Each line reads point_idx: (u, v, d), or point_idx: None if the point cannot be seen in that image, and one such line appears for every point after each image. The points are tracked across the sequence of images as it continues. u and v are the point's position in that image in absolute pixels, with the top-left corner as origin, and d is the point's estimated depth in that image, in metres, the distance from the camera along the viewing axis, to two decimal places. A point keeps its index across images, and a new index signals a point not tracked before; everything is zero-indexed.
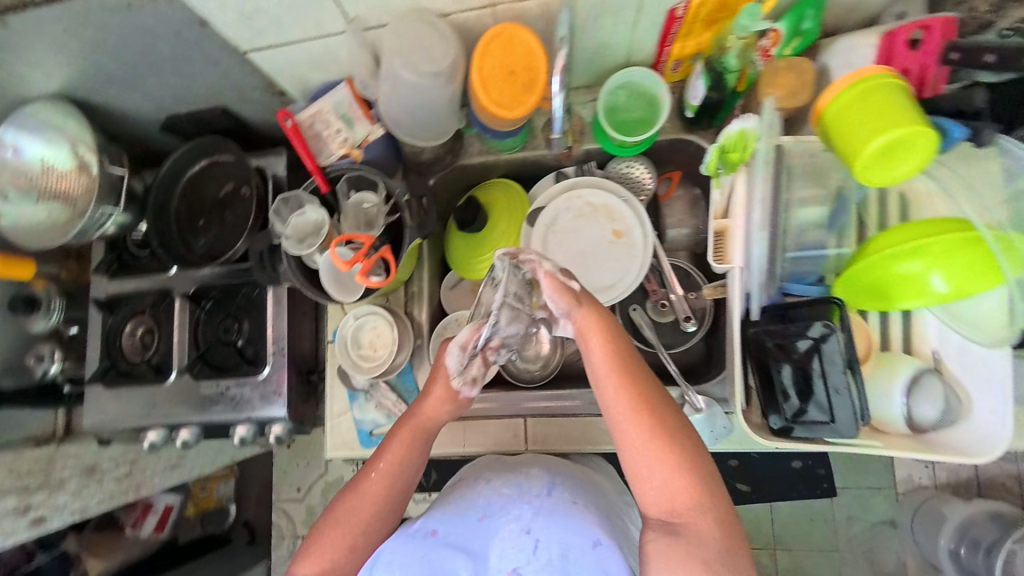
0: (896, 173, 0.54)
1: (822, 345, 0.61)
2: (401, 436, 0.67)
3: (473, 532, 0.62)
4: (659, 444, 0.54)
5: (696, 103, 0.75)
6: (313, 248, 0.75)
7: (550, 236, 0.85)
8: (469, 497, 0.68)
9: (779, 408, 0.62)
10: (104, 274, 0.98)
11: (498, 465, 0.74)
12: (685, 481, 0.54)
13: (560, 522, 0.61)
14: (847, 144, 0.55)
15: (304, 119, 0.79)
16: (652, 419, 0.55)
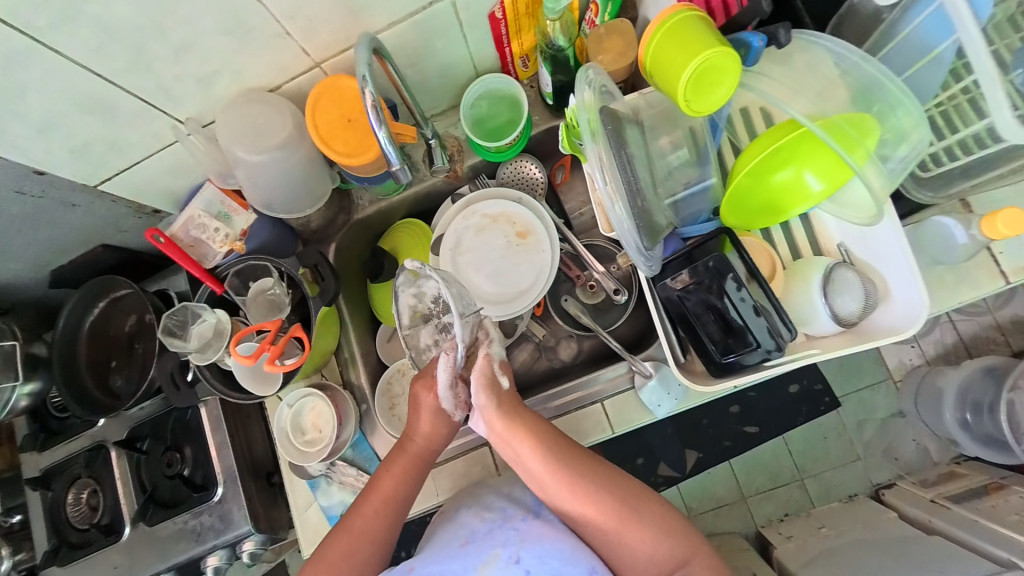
0: (716, 99, 0.55)
1: (723, 275, 0.63)
2: (395, 467, 0.67)
3: (455, 561, 0.62)
4: (628, 519, 0.59)
5: (549, 89, 0.79)
6: (220, 351, 0.72)
7: (460, 258, 0.84)
8: (453, 528, 0.65)
9: (709, 352, 0.64)
10: (34, 450, 0.93)
11: (479, 490, 0.70)
12: (662, 542, 0.59)
13: (546, 547, 0.61)
14: (669, 84, 0.58)
15: (177, 229, 0.77)
16: (612, 500, 0.59)
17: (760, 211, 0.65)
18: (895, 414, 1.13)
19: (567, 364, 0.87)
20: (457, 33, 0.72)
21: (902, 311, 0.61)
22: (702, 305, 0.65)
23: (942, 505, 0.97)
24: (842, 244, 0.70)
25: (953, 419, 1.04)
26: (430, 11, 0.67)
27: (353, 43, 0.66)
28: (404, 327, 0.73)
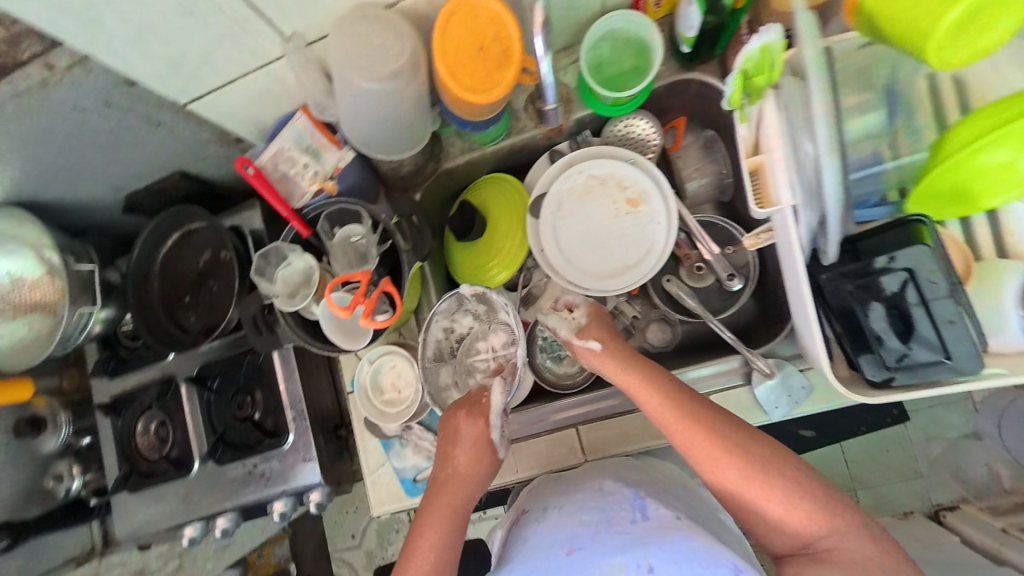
0: (983, 39, 0.49)
1: (916, 273, 0.53)
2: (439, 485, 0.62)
3: (565, 572, 0.52)
4: (768, 475, 0.52)
5: (691, 34, 0.66)
6: (308, 300, 0.68)
7: (560, 223, 0.76)
8: (545, 533, 0.58)
9: (879, 359, 0.54)
10: (102, 376, 0.92)
11: (558, 487, 0.66)
12: (806, 507, 0.51)
13: (677, 547, 0.51)
14: (909, 30, 0.49)
15: (266, 161, 0.71)
16: (744, 450, 0.53)
17: (946, 202, 0.55)
18: (971, 434, 0.99)
19: (655, 351, 0.79)
20: None
21: None
22: (879, 306, 0.54)
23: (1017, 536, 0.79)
24: None
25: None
26: None
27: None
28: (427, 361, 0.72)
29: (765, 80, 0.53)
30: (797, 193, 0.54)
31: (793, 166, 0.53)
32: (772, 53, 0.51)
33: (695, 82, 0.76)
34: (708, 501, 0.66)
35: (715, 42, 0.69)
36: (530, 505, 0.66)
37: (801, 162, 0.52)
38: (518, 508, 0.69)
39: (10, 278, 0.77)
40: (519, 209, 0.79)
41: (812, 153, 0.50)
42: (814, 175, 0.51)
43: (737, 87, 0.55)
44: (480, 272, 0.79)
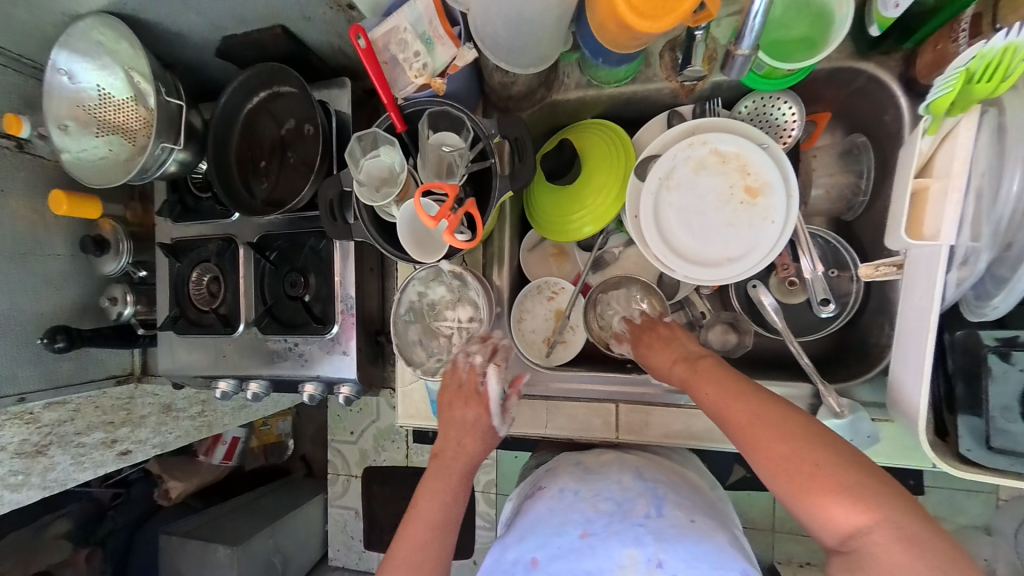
0: None
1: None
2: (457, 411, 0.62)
3: (579, 555, 0.52)
4: (804, 460, 0.45)
5: (893, 13, 0.53)
6: (389, 199, 0.65)
7: (665, 193, 0.70)
8: (560, 512, 0.58)
9: (983, 434, 0.49)
10: (167, 218, 0.92)
11: (578, 473, 0.65)
12: (847, 499, 0.43)
13: (688, 547, 0.51)
14: None
15: (378, 38, 0.66)
16: (779, 426, 0.48)
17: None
18: (979, 526, 0.98)
19: (714, 354, 0.75)
20: None
21: None
22: (1013, 378, 0.47)
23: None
24: None
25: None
26: None
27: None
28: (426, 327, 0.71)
29: (990, 89, 0.42)
30: (966, 232, 0.46)
31: (986, 202, 0.46)
32: (1017, 56, 0.40)
33: (865, 76, 0.63)
34: (727, 515, 0.65)
35: (909, 34, 0.57)
36: (551, 484, 0.65)
37: (1009, 199, 0.45)
38: (536, 485, 0.68)
39: (99, 94, 0.78)
40: (623, 166, 0.73)
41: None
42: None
43: (953, 90, 0.44)
44: (561, 222, 0.76)
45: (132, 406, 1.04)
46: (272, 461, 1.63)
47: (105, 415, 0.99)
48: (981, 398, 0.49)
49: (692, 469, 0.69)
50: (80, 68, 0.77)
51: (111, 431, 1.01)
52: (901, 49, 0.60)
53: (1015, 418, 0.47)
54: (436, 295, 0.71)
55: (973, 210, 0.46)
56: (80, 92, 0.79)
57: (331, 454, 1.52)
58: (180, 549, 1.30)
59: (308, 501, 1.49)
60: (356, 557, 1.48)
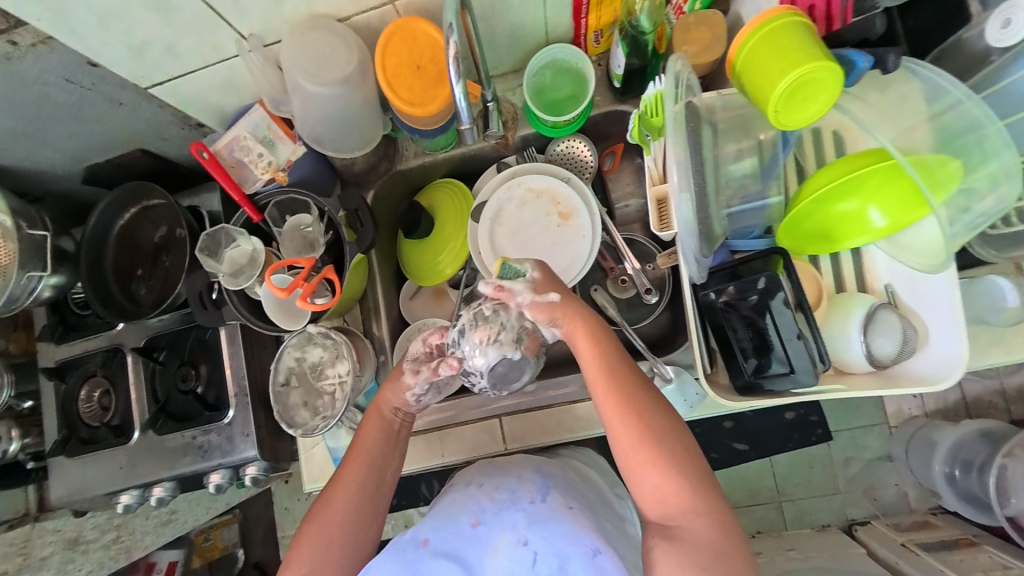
0: (806, 114, 0.51)
1: (770, 296, 0.59)
2: (369, 425, 0.66)
3: (463, 542, 0.56)
4: (650, 443, 0.54)
5: (621, 72, 0.74)
6: (251, 280, 0.73)
7: (497, 229, 0.82)
8: (457, 502, 0.61)
9: (740, 368, 0.61)
10: (49, 341, 0.94)
11: (486, 467, 0.67)
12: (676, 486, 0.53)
13: (555, 530, 0.55)
14: (757, 91, 0.52)
15: (221, 147, 0.76)
16: (648, 437, 0.55)
17: (814, 237, 0.63)
18: (883, 456, 1.18)
19: None
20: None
21: (937, 360, 0.61)
22: (741, 323, 0.61)
23: (913, 550, 1.00)
24: (889, 285, 0.67)
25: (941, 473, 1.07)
26: None
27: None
28: (308, 389, 0.76)
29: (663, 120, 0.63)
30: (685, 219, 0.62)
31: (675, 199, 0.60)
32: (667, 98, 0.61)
33: (629, 114, 0.83)
34: (620, 511, 0.69)
35: (644, 81, 0.76)
36: (454, 482, 0.67)
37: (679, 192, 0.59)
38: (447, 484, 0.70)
39: None
40: (463, 212, 0.87)
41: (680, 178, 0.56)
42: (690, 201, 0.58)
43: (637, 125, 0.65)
44: (427, 268, 0.88)
45: (30, 548, 0.98)
46: None
47: None
48: (728, 339, 0.62)
49: (578, 461, 0.75)
50: None
51: None
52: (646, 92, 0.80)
53: (751, 352, 0.61)
54: (315, 356, 0.77)
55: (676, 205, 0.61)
56: None
57: None
58: None
59: None
60: None
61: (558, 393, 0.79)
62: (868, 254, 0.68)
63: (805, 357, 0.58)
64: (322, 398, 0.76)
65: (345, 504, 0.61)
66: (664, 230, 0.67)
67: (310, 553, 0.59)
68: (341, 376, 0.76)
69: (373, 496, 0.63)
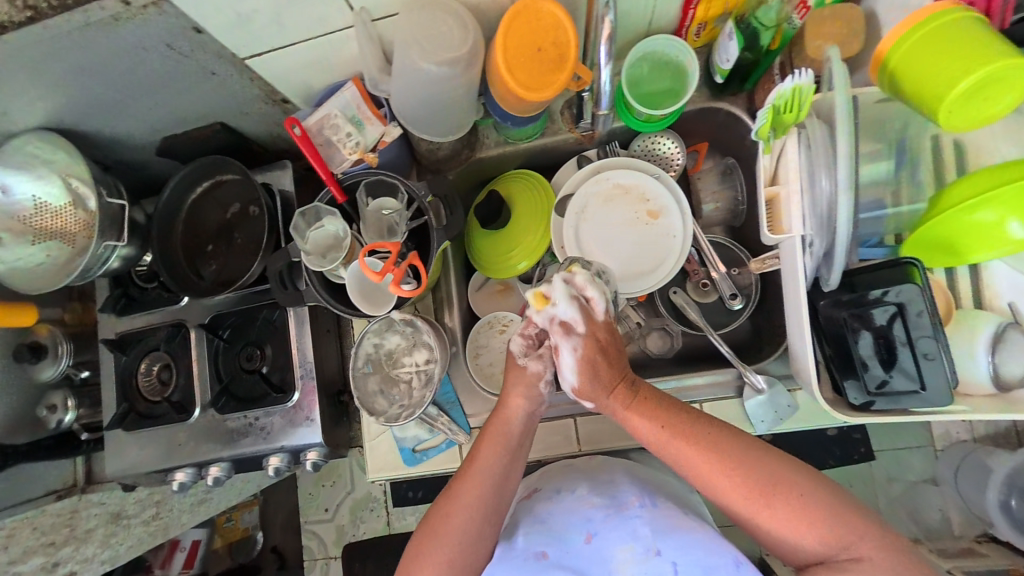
0: (997, 105, 0.54)
1: (904, 308, 0.56)
2: (489, 446, 0.62)
3: (581, 559, 0.59)
4: (777, 489, 0.53)
5: (727, 66, 0.71)
6: (336, 262, 0.71)
7: (580, 224, 0.81)
8: (559, 516, 0.64)
9: (861, 380, 0.58)
10: (110, 313, 0.92)
11: (573, 474, 0.69)
12: (824, 527, 0.52)
13: (686, 538, 0.56)
14: (926, 90, 0.55)
15: (312, 125, 0.74)
16: (752, 482, 0.54)
17: (938, 248, 0.61)
18: (928, 479, 1.11)
19: (653, 357, 0.83)
20: None
21: None
22: (867, 334, 0.58)
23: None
24: (1012, 302, 0.64)
25: (995, 501, 0.97)
26: None
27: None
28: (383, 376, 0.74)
29: (794, 117, 0.58)
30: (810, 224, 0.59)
31: (811, 200, 0.58)
32: (802, 94, 0.56)
33: (723, 112, 0.80)
34: (697, 503, 0.71)
35: (747, 76, 0.75)
36: (545, 487, 0.69)
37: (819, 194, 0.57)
38: (527, 487, 0.72)
39: (34, 203, 0.79)
40: (544, 206, 0.83)
41: (835, 181, 0.55)
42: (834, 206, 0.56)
43: (767, 120, 0.60)
44: (499, 262, 0.84)
45: (76, 521, 0.96)
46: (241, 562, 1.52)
47: (45, 536, 0.91)
48: (847, 351, 0.59)
49: (654, 472, 0.72)
50: (14, 180, 0.79)
51: (51, 554, 0.91)
52: (745, 90, 0.78)
53: (877, 364, 0.57)
54: (392, 343, 0.75)
55: (804, 209, 0.59)
56: (13, 204, 0.80)
57: (306, 538, 1.44)
58: None
59: None
60: None
61: None
62: (988, 270, 0.65)
63: (939, 376, 0.55)
64: (397, 386, 0.74)
65: (466, 521, 0.58)
66: (774, 234, 0.63)
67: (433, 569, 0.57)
68: (421, 364, 0.74)
69: (492, 510, 0.60)
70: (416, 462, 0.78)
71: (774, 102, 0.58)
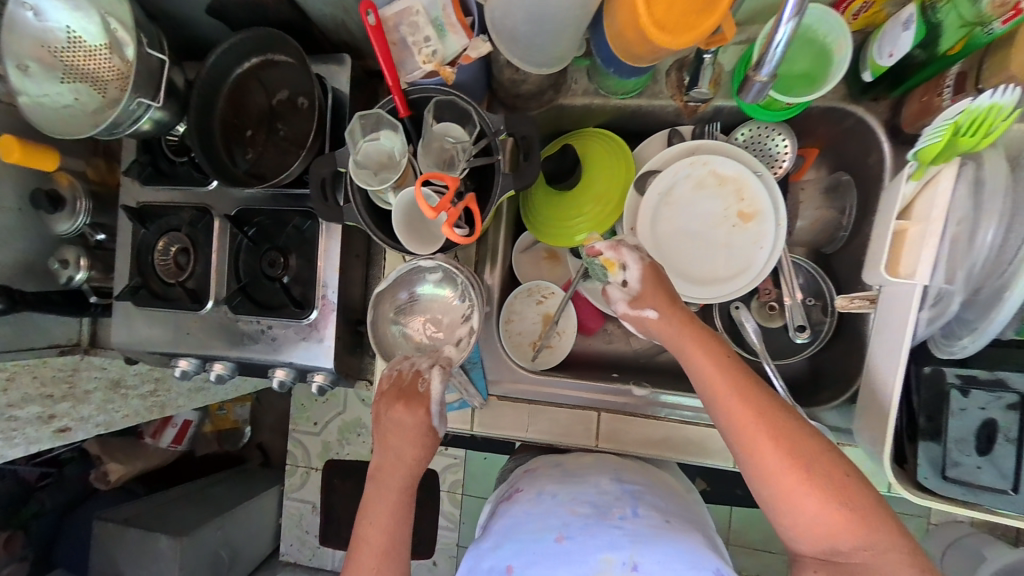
0: None
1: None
2: (393, 456, 0.63)
3: (553, 560, 0.53)
4: (800, 462, 0.49)
5: (888, 61, 0.59)
6: (386, 185, 0.64)
7: (661, 208, 0.71)
8: (538, 517, 0.59)
9: (952, 461, 0.54)
10: (135, 180, 0.86)
11: (557, 474, 0.67)
12: (831, 511, 0.47)
13: (664, 550, 0.53)
14: None
15: (389, 16, 0.63)
16: (799, 462, 0.49)
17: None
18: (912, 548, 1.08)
19: None
20: None
21: None
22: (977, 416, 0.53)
23: None
24: None
25: None
26: None
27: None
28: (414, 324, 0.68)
29: (974, 142, 0.47)
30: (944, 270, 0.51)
31: (962, 247, 0.51)
32: (998, 115, 0.45)
33: (854, 118, 0.68)
34: (700, 513, 0.69)
35: (899, 82, 0.62)
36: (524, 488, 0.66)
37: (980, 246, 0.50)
38: (514, 483, 0.71)
39: (69, 36, 0.71)
40: (623, 178, 0.74)
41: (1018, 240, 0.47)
42: (999, 267, 0.49)
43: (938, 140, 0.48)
44: (557, 227, 0.76)
45: (76, 380, 0.97)
46: (226, 448, 1.60)
47: (43, 388, 0.92)
48: (942, 430, 0.54)
49: (659, 476, 0.70)
50: (51, 4, 0.71)
51: (49, 406, 0.93)
52: (892, 96, 0.65)
53: (971, 451, 0.53)
54: None
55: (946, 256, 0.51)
56: (46, 30, 0.72)
57: (291, 445, 1.47)
58: (117, 538, 1.23)
59: (264, 492, 1.44)
60: (309, 552, 1.45)
61: (664, 403, 0.72)
62: None
63: None
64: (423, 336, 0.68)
65: (383, 527, 0.60)
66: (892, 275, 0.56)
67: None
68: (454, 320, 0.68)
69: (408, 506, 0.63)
70: None
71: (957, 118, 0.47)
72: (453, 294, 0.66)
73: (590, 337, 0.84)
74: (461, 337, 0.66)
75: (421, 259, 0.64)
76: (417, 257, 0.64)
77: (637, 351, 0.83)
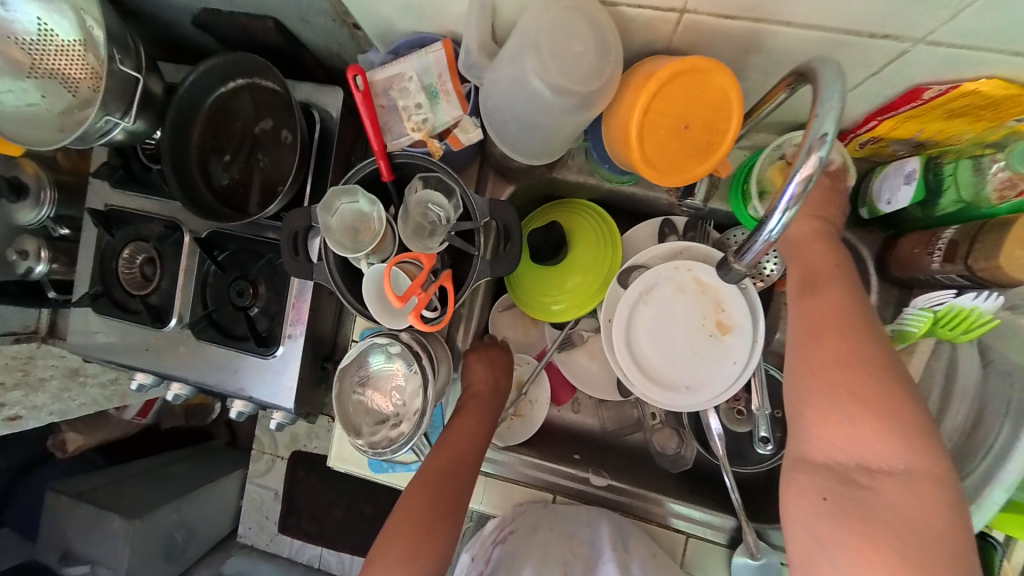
0: None
1: None
2: (465, 416, 0.70)
3: None
4: (851, 369, 0.46)
5: (886, 207, 0.58)
6: (364, 254, 0.61)
7: (640, 306, 0.70)
8: (535, 551, 0.70)
9: None
10: (104, 182, 0.82)
11: (549, 516, 0.73)
12: (857, 419, 0.45)
13: None
14: None
15: (378, 80, 0.60)
16: (852, 366, 0.46)
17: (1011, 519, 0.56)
18: None
19: (655, 459, 0.81)
20: (859, 76, 0.49)
21: None
22: None
23: None
24: None
25: None
26: (876, 41, 0.44)
27: (748, 16, 0.43)
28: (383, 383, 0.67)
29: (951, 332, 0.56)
30: None
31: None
32: (976, 318, 0.54)
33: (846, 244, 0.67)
34: None
35: (894, 226, 0.62)
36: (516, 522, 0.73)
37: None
38: (499, 527, 0.74)
39: (39, 30, 0.66)
40: (605, 264, 0.73)
41: None
42: None
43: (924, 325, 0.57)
44: (537, 302, 0.75)
45: (32, 368, 0.95)
46: (192, 424, 1.60)
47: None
48: None
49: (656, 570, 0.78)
50: None
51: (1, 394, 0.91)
52: (884, 233, 0.64)
53: None
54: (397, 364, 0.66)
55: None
56: (10, 24, 0.66)
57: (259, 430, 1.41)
58: (69, 512, 1.24)
59: (226, 474, 1.41)
60: (268, 538, 1.42)
61: (631, 498, 0.76)
62: None
63: None
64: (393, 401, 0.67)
65: (439, 479, 0.64)
66: None
67: (397, 545, 0.60)
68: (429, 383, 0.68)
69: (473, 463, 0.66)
70: (381, 471, 0.75)
71: (940, 311, 0.56)
72: (405, 368, 0.64)
73: (558, 407, 0.84)
74: (416, 411, 0.63)
75: (377, 336, 0.64)
76: (375, 334, 0.64)
77: (601, 428, 0.84)
